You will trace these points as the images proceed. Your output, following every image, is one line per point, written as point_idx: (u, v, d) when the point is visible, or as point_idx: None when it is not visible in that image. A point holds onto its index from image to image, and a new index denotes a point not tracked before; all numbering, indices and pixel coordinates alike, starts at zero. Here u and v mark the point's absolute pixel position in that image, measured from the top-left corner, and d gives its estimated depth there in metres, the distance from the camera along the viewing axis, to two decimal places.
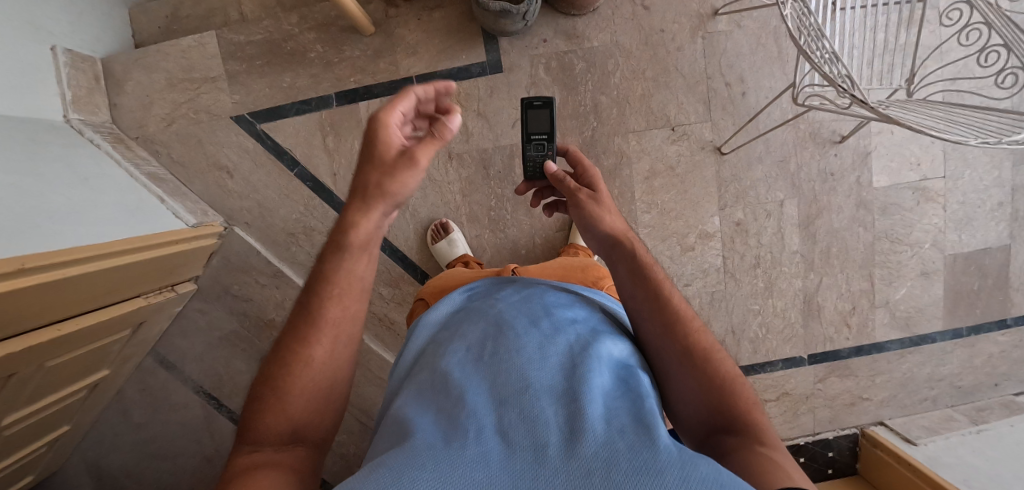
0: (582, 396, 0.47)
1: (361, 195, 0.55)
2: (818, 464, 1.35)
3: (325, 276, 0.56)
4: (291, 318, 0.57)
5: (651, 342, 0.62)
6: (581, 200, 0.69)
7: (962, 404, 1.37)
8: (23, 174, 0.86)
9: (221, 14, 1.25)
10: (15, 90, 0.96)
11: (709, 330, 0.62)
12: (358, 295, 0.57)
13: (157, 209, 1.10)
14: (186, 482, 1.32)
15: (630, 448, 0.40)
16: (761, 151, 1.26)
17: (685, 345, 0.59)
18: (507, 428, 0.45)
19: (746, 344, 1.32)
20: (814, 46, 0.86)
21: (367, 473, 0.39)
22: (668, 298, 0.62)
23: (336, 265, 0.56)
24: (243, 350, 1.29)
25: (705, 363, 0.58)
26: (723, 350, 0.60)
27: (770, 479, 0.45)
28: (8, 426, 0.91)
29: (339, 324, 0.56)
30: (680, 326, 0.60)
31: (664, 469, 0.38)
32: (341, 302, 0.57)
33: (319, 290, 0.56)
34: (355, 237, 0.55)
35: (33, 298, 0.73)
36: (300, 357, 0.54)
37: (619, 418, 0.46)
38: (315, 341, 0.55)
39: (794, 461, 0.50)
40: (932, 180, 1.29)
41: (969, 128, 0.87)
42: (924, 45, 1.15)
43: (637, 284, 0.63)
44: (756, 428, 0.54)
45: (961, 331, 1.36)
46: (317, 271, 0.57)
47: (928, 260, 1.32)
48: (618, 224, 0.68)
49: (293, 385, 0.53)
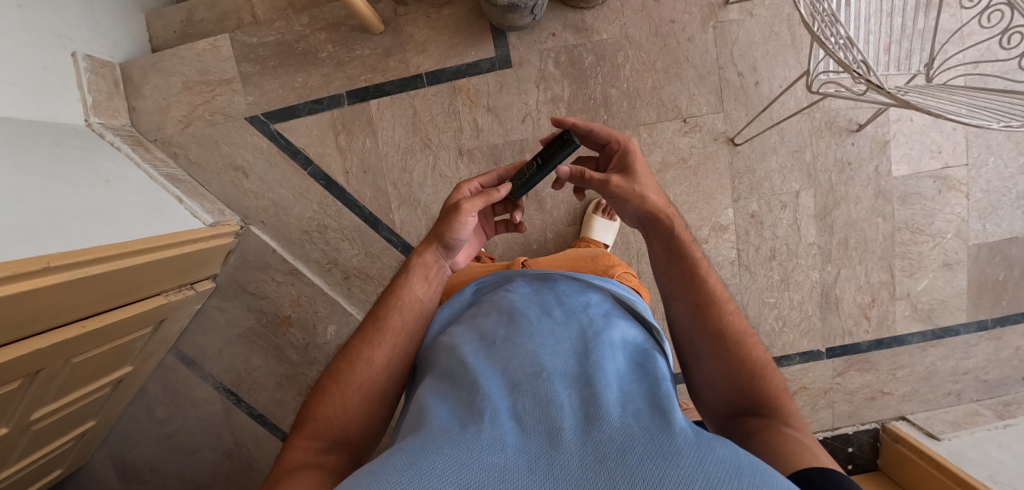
0: (595, 380, 0.47)
1: (431, 237, 0.71)
2: (838, 459, 1.33)
3: (391, 295, 0.67)
4: (355, 329, 0.65)
5: (681, 318, 0.63)
6: (617, 188, 0.67)
7: (989, 398, 1.34)
8: (41, 177, 0.88)
9: (235, 17, 1.27)
10: (36, 95, 0.99)
11: (740, 312, 0.62)
12: (414, 315, 0.66)
13: (175, 209, 1.12)
14: (207, 477, 1.35)
15: (646, 433, 0.40)
16: (775, 142, 1.24)
17: (718, 326, 0.59)
18: (521, 411, 0.45)
19: (762, 337, 1.31)
20: (829, 32, 0.84)
21: (385, 458, 0.40)
22: (704, 277, 0.63)
23: (401, 286, 0.67)
24: (260, 346, 1.31)
25: (736, 347, 0.58)
26: (756, 335, 0.61)
27: (794, 462, 0.45)
28: (36, 421, 0.94)
29: (396, 337, 0.63)
30: (715, 308, 0.61)
31: (680, 452, 0.37)
32: (398, 319, 0.65)
33: (384, 305, 0.66)
34: (421, 268, 0.68)
35: (55, 297, 0.75)
36: (357, 364, 0.61)
37: (634, 402, 0.46)
38: (373, 348, 0.62)
39: (820, 446, 0.49)
40: (954, 168, 1.25)
41: (991, 112, 0.85)
42: (944, 29, 1.12)
43: (672, 261, 0.64)
44: (780, 411, 0.53)
45: (986, 323, 1.32)
46: (386, 293, 0.68)
47: (951, 251, 1.28)
48: (658, 201, 0.66)
49: (351, 388, 0.60)
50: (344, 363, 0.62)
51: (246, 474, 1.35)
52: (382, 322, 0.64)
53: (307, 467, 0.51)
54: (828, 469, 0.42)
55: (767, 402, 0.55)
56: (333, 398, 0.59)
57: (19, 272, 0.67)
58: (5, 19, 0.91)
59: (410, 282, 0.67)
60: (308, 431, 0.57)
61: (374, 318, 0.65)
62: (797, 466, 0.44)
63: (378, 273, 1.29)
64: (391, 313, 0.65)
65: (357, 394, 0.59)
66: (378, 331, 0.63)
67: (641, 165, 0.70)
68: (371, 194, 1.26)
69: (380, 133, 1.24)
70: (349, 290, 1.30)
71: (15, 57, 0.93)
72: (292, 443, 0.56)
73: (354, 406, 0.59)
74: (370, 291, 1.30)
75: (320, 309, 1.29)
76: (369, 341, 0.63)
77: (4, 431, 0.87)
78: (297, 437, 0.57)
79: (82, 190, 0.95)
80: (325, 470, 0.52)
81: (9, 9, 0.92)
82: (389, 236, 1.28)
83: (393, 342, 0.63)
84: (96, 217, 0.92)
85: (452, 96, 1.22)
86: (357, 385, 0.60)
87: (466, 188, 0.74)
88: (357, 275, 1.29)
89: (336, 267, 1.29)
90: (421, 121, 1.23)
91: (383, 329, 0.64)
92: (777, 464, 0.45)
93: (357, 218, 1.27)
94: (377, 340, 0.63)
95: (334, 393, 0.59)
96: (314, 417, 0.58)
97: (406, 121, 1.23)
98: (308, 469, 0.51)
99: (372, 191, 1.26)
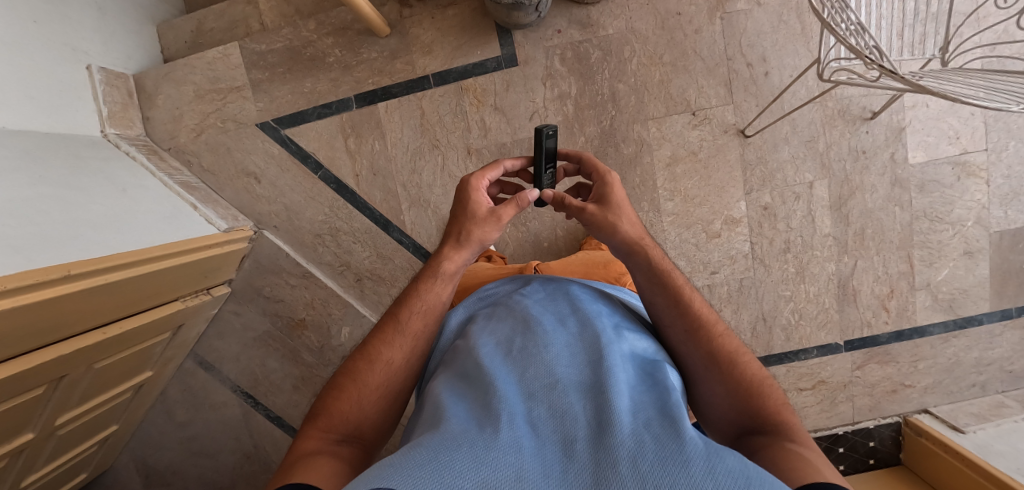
0: (609, 387, 0.47)
1: (455, 239, 0.69)
2: (859, 454, 1.30)
3: (414, 298, 0.66)
4: (375, 326, 0.65)
5: (674, 344, 0.62)
6: (591, 215, 0.68)
7: (1014, 389, 1.30)
8: (60, 186, 0.90)
9: (243, 25, 1.29)
10: (54, 107, 1.02)
11: (731, 333, 0.61)
12: (434, 318, 0.66)
13: (191, 215, 1.14)
14: (228, 478, 1.37)
15: (657, 441, 0.40)
16: (787, 132, 1.22)
17: (708, 350, 0.59)
18: (536, 419, 0.45)
19: (778, 331, 1.29)
20: (839, 19, 0.83)
21: (404, 452, 0.40)
22: (689, 301, 0.62)
23: (426, 289, 0.66)
24: (276, 350, 1.32)
25: (731, 366, 0.57)
26: (748, 352, 0.60)
27: (798, 476, 0.43)
28: (61, 426, 0.96)
29: (416, 339, 0.64)
30: (704, 333, 0.60)
31: (691, 461, 0.37)
32: (417, 320, 0.65)
33: (407, 306, 0.66)
34: (447, 272, 0.67)
35: (76, 303, 0.77)
36: (374, 359, 0.62)
37: (646, 411, 0.45)
38: (392, 345, 0.62)
39: (827, 460, 0.48)
40: (974, 153, 1.22)
41: (1010, 94, 0.82)
42: (959, 12, 1.10)
43: (656, 290, 0.64)
44: (785, 427, 0.52)
45: (1010, 312, 1.29)
46: (407, 293, 0.67)
47: (972, 239, 1.26)
48: (634, 231, 0.67)
49: (368, 384, 0.60)
50: (362, 356, 0.62)
51: (265, 476, 1.37)
52: (408, 326, 0.64)
53: (321, 458, 0.52)
54: (833, 482, 0.41)
55: (770, 418, 0.53)
56: (349, 389, 0.60)
57: (40, 280, 0.69)
58: (20, 33, 0.93)
59: (437, 286, 0.67)
60: (322, 421, 0.57)
61: (393, 315, 0.65)
62: (800, 480, 0.43)
63: (390, 274, 1.30)
64: (411, 313, 0.65)
65: (373, 389, 0.60)
66: (396, 329, 0.64)
67: (620, 194, 0.70)
68: (381, 197, 1.27)
69: (389, 135, 1.25)
70: (362, 292, 1.31)
71: (31, 70, 0.96)
72: (307, 431, 0.56)
73: (369, 400, 0.59)
74: (382, 293, 1.31)
75: (334, 311, 1.30)
76: (388, 337, 0.63)
77: (30, 436, 0.89)
78: (311, 425, 0.57)
79: (100, 199, 0.97)
80: (337, 462, 0.52)
81: (25, 24, 0.94)
82: (399, 238, 1.28)
83: (411, 340, 0.64)
84: (114, 224, 0.94)
85: (459, 96, 1.22)
86: (372, 380, 0.60)
87: (478, 183, 0.72)
88: (369, 277, 1.30)
89: (348, 270, 1.30)
90: (429, 123, 1.24)
91: (401, 327, 0.64)
92: (780, 479, 0.44)
93: (368, 221, 1.28)
94: (395, 338, 0.63)
95: (350, 383, 0.60)
96: (329, 408, 0.58)
97: (414, 123, 1.24)
98: (321, 460, 0.51)
99: (382, 193, 1.27)
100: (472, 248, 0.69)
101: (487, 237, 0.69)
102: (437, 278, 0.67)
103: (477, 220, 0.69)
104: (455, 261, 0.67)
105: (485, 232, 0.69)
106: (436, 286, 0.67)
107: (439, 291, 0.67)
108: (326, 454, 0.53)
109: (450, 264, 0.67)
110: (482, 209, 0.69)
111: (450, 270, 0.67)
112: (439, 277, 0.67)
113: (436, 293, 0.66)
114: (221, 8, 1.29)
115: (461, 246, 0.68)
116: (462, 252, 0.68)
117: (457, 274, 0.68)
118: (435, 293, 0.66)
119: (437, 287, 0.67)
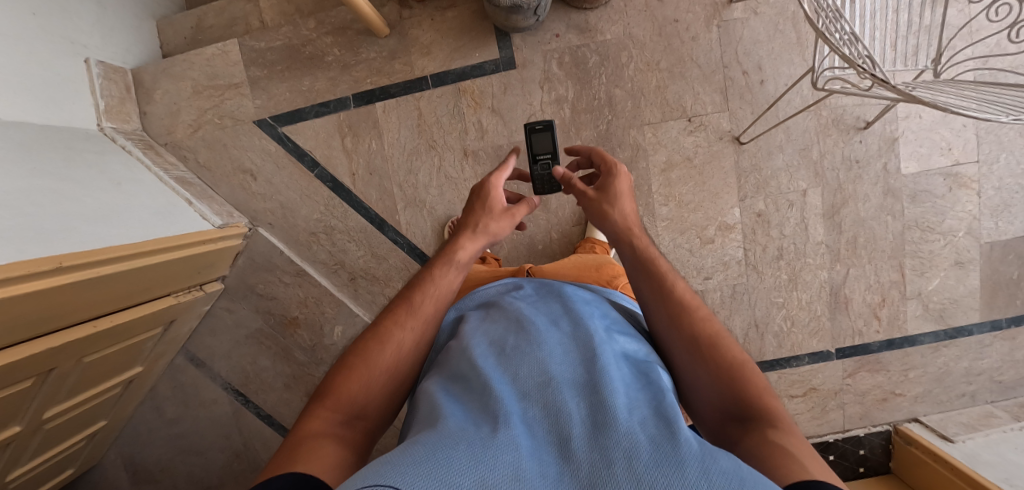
0: (603, 387, 0.47)
1: (471, 230, 0.71)
2: (849, 462, 1.31)
3: (426, 282, 0.67)
4: (385, 307, 0.66)
5: (662, 338, 0.62)
6: (591, 200, 0.70)
7: (1003, 400, 1.31)
8: (56, 178, 0.91)
9: (243, 23, 1.30)
10: (50, 99, 1.02)
11: (714, 316, 0.61)
12: (445, 304, 0.66)
13: (185, 211, 1.14)
14: (216, 477, 1.36)
15: (651, 442, 0.40)
16: (782, 140, 1.23)
17: (691, 333, 0.59)
18: (532, 420, 0.45)
19: (770, 337, 1.30)
20: (834, 28, 0.86)
21: (400, 450, 0.40)
22: (672, 287, 0.63)
23: (438, 275, 0.67)
24: (268, 347, 1.32)
25: (713, 350, 0.57)
26: (730, 335, 0.59)
27: (785, 466, 0.42)
28: (49, 420, 0.96)
29: (427, 323, 0.64)
30: (687, 317, 0.60)
31: (686, 462, 0.37)
32: (430, 305, 0.65)
33: (419, 290, 0.66)
34: (461, 260, 0.68)
35: (65, 297, 0.76)
36: (386, 338, 0.61)
37: (641, 409, 0.46)
38: (405, 327, 0.62)
39: (810, 446, 0.46)
40: (965, 165, 1.24)
41: (1001, 106, 0.83)
42: (952, 25, 1.11)
43: (642, 279, 0.64)
44: (767, 411, 0.51)
45: (1000, 323, 1.30)
46: (418, 278, 0.68)
47: (963, 249, 1.27)
48: (624, 221, 0.68)
49: (376, 364, 0.59)
50: (372, 337, 0.62)
51: (254, 474, 1.36)
52: (420, 308, 0.64)
53: (328, 443, 0.50)
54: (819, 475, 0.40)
55: (753, 402, 0.52)
56: (359, 368, 0.59)
57: (31, 272, 0.68)
58: (19, 25, 0.93)
59: (451, 272, 0.68)
60: (330, 398, 0.56)
61: (406, 298, 0.66)
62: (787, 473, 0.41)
63: (385, 274, 1.30)
64: (425, 297, 0.65)
65: (381, 370, 0.59)
66: (410, 310, 0.64)
67: (625, 185, 0.71)
68: (377, 196, 1.27)
69: (386, 135, 1.25)
70: (356, 291, 1.31)
71: (30, 62, 0.96)
72: (314, 408, 0.55)
73: (377, 381, 0.58)
74: (376, 292, 1.30)
75: (326, 310, 1.29)
76: (401, 319, 0.63)
77: (16, 429, 0.88)
78: (319, 402, 0.56)
79: (95, 192, 0.97)
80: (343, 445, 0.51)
81: (24, 16, 0.94)
82: (395, 237, 1.28)
83: (423, 322, 0.64)
84: (108, 217, 0.94)
85: (457, 98, 1.23)
86: (382, 359, 0.59)
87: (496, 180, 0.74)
88: (363, 276, 1.30)
89: (342, 269, 1.30)
90: (426, 123, 1.24)
91: (415, 309, 0.64)
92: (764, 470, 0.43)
93: (363, 220, 1.28)
94: (408, 319, 0.63)
95: (358, 364, 0.59)
96: (336, 387, 0.57)
97: (411, 123, 1.24)
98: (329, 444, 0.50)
99: (378, 192, 1.27)
100: (485, 240, 0.70)
101: (500, 231, 0.71)
102: (450, 265, 0.68)
103: (493, 213, 0.71)
104: (469, 252, 0.69)
105: (503, 226, 0.71)
106: (451, 273, 0.67)
107: (453, 277, 0.68)
108: (332, 440, 0.51)
109: (464, 255, 0.68)
110: (496, 204, 0.72)
111: (465, 261, 0.69)
112: (454, 265, 0.68)
113: (449, 279, 0.67)
114: (221, 4, 1.30)
115: (474, 238, 0.70)
116: (476, 242, 0.69)
117: (469, 264, 0.69)
118: (449, 279, 0.67)
119: (452, 274, 0.67)
